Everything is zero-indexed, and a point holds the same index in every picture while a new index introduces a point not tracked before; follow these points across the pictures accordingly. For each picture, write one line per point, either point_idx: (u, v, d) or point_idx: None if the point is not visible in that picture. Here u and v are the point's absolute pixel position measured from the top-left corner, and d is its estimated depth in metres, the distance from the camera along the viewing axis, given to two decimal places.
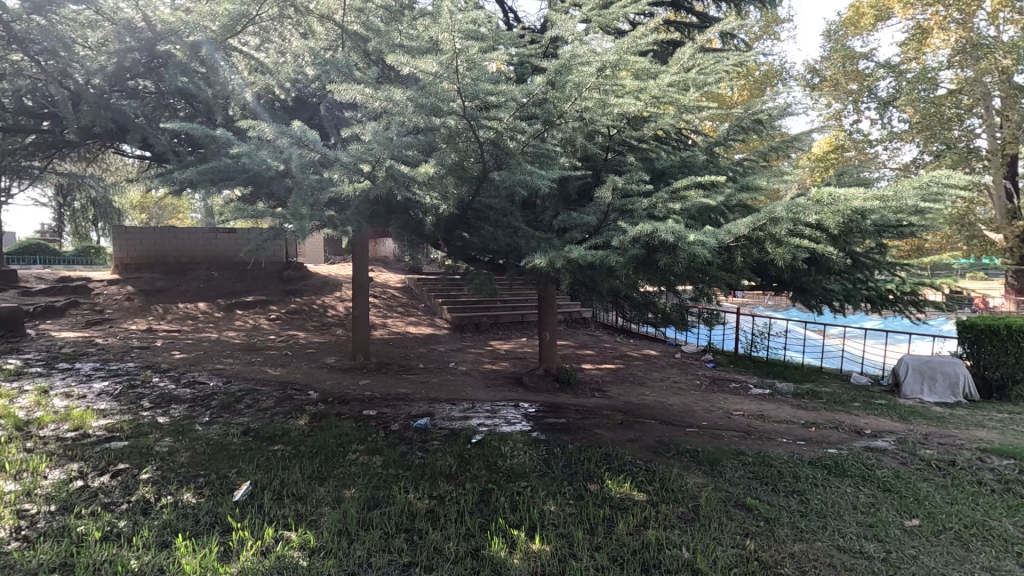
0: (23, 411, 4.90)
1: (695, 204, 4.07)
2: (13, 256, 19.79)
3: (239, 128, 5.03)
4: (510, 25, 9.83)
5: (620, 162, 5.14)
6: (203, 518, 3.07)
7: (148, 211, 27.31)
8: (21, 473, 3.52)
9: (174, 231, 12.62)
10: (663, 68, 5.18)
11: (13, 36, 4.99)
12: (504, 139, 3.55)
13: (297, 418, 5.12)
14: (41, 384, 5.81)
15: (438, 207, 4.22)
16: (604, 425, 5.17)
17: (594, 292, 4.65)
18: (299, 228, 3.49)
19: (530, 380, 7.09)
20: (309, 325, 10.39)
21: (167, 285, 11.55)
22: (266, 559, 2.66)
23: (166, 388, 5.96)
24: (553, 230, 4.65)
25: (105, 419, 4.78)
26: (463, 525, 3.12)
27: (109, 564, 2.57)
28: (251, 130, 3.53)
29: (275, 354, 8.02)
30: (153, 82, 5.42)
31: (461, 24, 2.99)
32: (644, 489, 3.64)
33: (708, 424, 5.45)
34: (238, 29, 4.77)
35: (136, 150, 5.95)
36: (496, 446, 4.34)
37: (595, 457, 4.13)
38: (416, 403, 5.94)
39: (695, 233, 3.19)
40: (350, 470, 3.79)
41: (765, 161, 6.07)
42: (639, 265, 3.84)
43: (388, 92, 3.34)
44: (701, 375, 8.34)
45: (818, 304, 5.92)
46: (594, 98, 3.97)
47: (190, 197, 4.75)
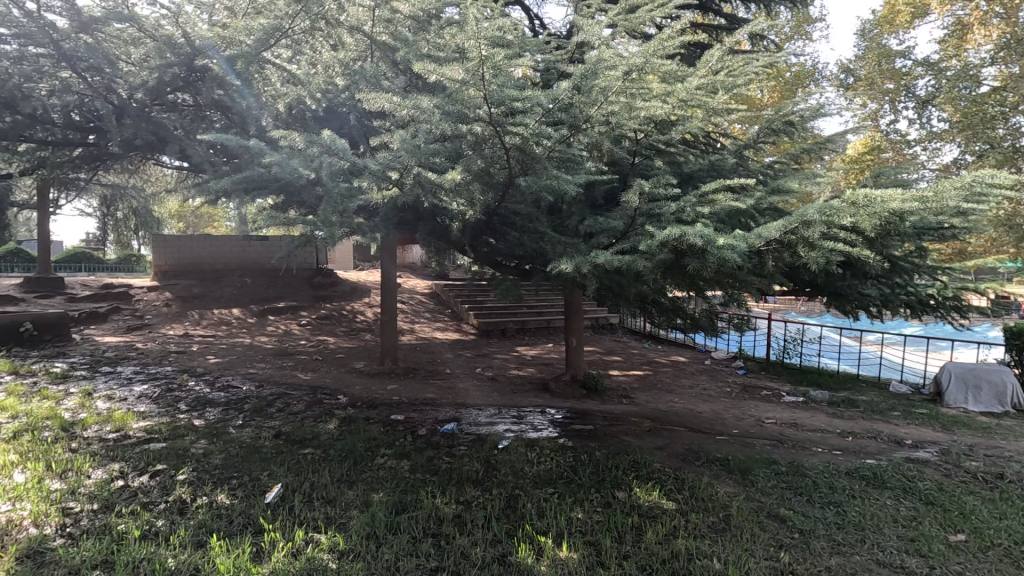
0: (68, 413, 5.09)
1: (726, 208, 4.01)
2: (62, 265, 20.74)
3: (271, 139, 5.22)
4: (536, 32, 9.92)
5: (648, 166, 5.08)
6: (237, 518, 3.14)
7: (186, 220, 28.31)
8: (67, 472, 3.66)
9: (210, 239, 13.00)
10: (690, 70, 5.11)
11: (56, 58, 5.18)
12: (529, 144, 3.53)
13: (327, 421, 5.22)
14: (86, 387, 6.05)
15: (464, 213, 4.25)
16: (633, 432, 5.11)
17: (621, 297, 4.61)
18: (329, 236, 3.59)
19: (556, 386, 7.06)
20: (339, 331, 10.57)
21: (203, 291, 11.91)
22: (296, 561, 2.71)
23: (200, 392, 6.13)
24: (580, 235, 4.62)
25: (145, 421, 4.95)
26: (490, 531, 3.11)
27: (147, 563, 2.64)
28: (282, 141, 3.63)
29: (306, 359, 8.19)
30: (191, 97, 5.53)
31: (487, 30, 2.99)
32: (673, 497, 3.59)
33: (739, 432, 5.34)
34: (271, 42, 5.04)
35: (176, 162, 6.13)
36: (523, 452, 4.33)
37: (623, 464, 4.09)
38: (443, 407, 5.98)
39: (725, 237, 3.12)
40: (378, 474, 3.84)
41: (796, 163, 5.93)
42: (667, 271, 3.79)
43: (415, 101, 3.41)
44: (731, 381, 8.19)
45: (854, 311, 5.74)
46: (621, 102, 3.91)
47: (225, 205, 4.91)
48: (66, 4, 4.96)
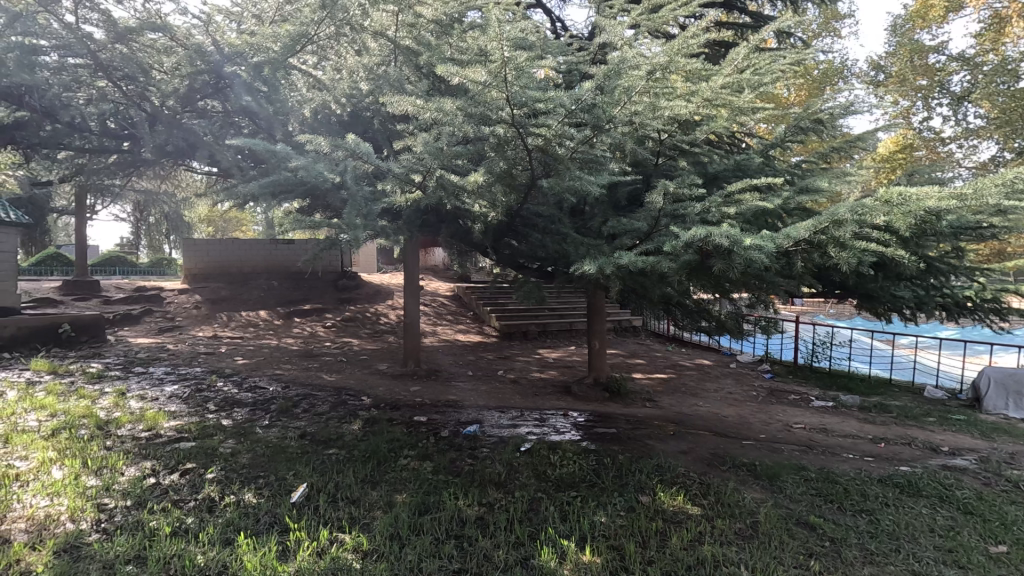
0: (103, 412, 5.24)
1: (752, 209, 3.93)
2: (98, 268, 21.40)
3: (297, 145, 5.32)
4: (558, 34, 9.94)
5: (672, 166, 5.01)
6: (263, 517, 3.19)
7: (215, 224, 28.99)
8: (102, 469, 3.77)
9: (238, 243, 13.29)
10: (715, 69, 5.04)
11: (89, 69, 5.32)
12: (552, 145, 3.51)
13: (351, 422, 5.27)
14: (119, 387, 6.23)
15: (487, 215, 4.26)
16: (656, 436, 5.05)
17: (645, 299, 4.56)
18: (353, 238, 3.64)
19: (579, 389, 7.03)
20: (363, 333, 10.69)
21: (231, 294, 12.18)
22: (321, 560, 2.74)
23: (229, 393, 6.26)
24: (602, 237, 4.59)
25: (175, 420, 5.07)
26: (512, 533, 3.10)
27: (177, 559, 2.70)
28: (307, 145, 3.70)
29: (330, 361, 8.30)
30: (221, 104, 5.63)
31: (510, 32, 2.99)
32: (698, 502, 3.53)
33: (767, 437, 5.23)
34: (298, 50, 4.94)
35: (206, 168, 6.29)
36: (545, 455, 4.31)
37: (646, 468, 4.04)
38: (465, 409, 6.00)
39: (752, 237, 3.05)
40: (401, 475, 3.85)
41: (825, 162, 5.80)
42: (692, 273, 3.73)
43: (438, 104, 3.44)
44: (758, 385, 8.02)
45: (887, 313, 5.58)
46: (644, 102, 3.86)
47: (253, 209, 5.02)
48: (102, 15, 4.92)
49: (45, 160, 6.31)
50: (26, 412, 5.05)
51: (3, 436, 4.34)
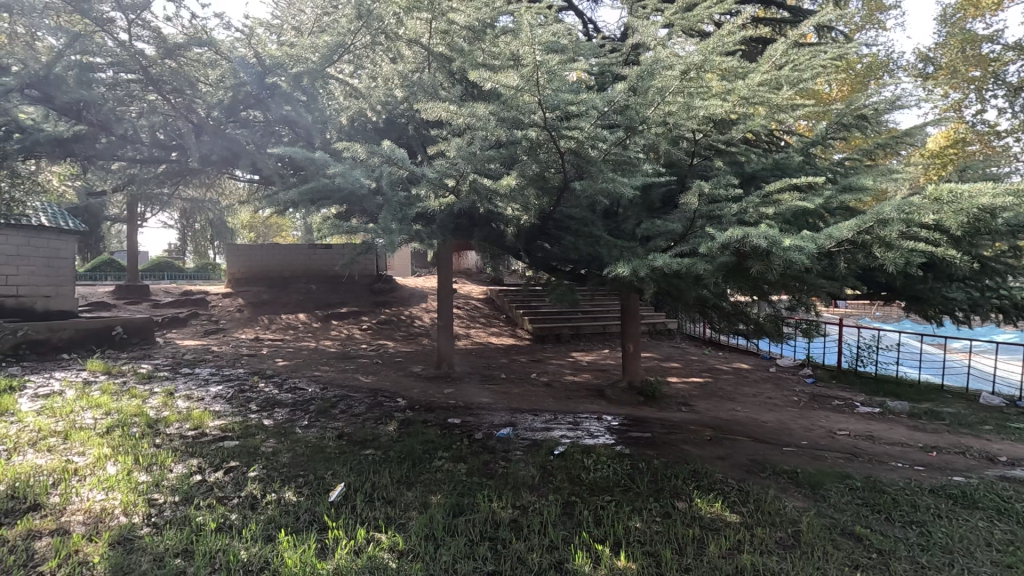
0: (153, 411, 5.48)
1: (792, 208, 3.82)
2: (148, 273, 22.41)
3: (335, 151, 5.49)
4: (590, 36, 9.90)
5: (707, 166, 4.92)
6: (303, 515, 3.27)
7: (257, 230, 30.00)
8: (152, 466, 3.94)
9: (279, 248, 13.70)
10: (751, 67, 4.94)
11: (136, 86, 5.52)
12: (584, 148, 3.48)
13: (386, 423, 5.36)
14: (168, 386, 6.51)
15: (519, 218, 4.28)
16: (692, 441, 4.96)
17: (680, 302, 4.49)
18: (388, 243, 3.72)
19: (612, 393, 6.96)
20: (398, 335, 10.87)
21: (272, 297, 12.56)
22: (358, 559, 2.79)
23: (270, 393, 6.46)
24: (636, 239, 4.54)
25: (220, 420, 5.26)
26: (546, 537, 3.10)
27: (222, 554, 2.80)
28: (344, 153, 3.80)
29: (366, 362, 8.47)
30: (262, 114, 5.67)
31: (542, 36, 3.01)
32: (737, 510, 3.44)
33: (808, 444, 5.07)
34: (335, 58, 5.26)
35: (248, 176, 6.51)
36: (579, 459, 4.28)
37: (682, 473, 3.97)
38: (499, 412, 6.02)
39: (792, 237, 2.96)
40: (436, 477, 3.90)
41: (870, 160, 5.59)
42: (728, 274, 3.65)
43: (471, 109, 3.48)
44: (799, 390, 7.79)
45: (937, 316, 5.34)
46: (678, 102, 3.82)
47: (293, 215, 5.17)
48: (153, 32, 5.04)
49: (101, 171, 6.66)
50: (83, 410, 5.32)
51: (63, 432, 4.59)
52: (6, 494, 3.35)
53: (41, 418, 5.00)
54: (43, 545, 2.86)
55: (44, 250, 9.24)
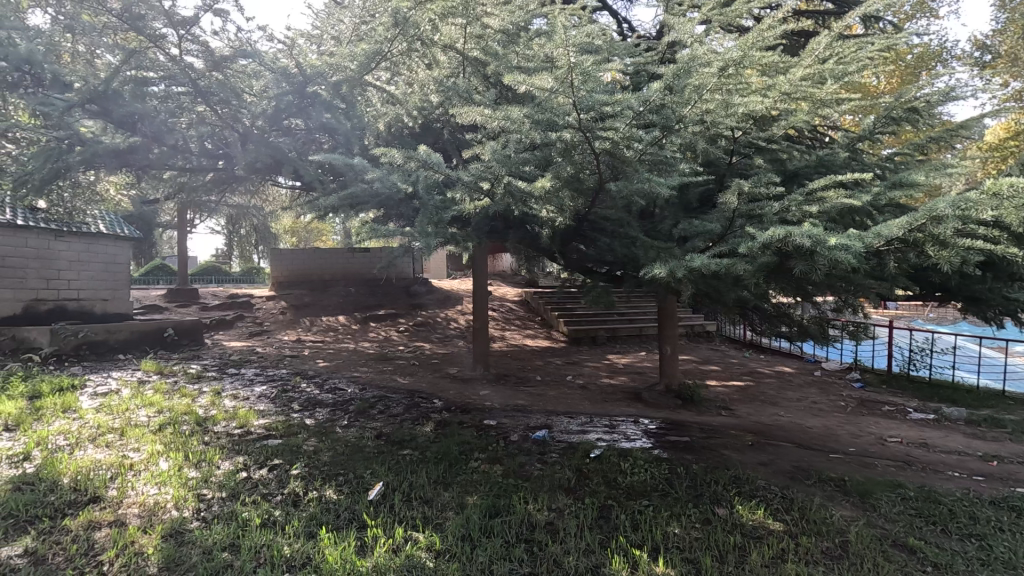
0: (201, 409, 5.71)
1: (837, 206, 3.68)
2: (197, 277, 23.37)
3: (373, 156, 5.66)
4: (625, 35, 9.80)
5: (747, 164, 4.80)
6: (343, 513, 3.35)
7: (299, 234, 30.89)
8: (201, 462, 4.11)
9: (319, 252, 14.06)
10: (793, 61, 4.80)
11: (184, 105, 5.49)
12: (620, 148, 3.43)
13: (423, 424, 5.44)
14: (216, 386, 6.77)
15: (555, 219, 4.28)
16: (733, 446, 4.84)
17: (719, 303, 4.39)
18: (424, 246, 3.80)
19: (650, 397, 6.87)
20: (434, 337, 11.00)
21: (313, 300, 12.90)
22: (396, 557, 2.84)
23: (311, 393, 6.64)
24: (674, 239, 4.47)
25: (264, 419, 5.43)
26: (583, 540, 3.07)
27: (266, 549, 2.89)
28: (382, 158, 3.89)
29: (404, 364, 8.61)
30: (304, 122, 5.80)
31: (576, 38, 3.02)
32: (781, 519, 3.34)
33: (857, 451, 4.88)
34: (373, 66, 5.36)
35: (291, 183, 6.73)
36: (616, 462, 4.23)
37: (722, 479, 3.88)
38: (534, 414, 6.01)
39: (837, 236, 2.85)
40: (472, 478, 3.92)
41: (922, 154, 5.34)
42: (770, 275, 3.54)
43: (506, 112, 3.50)
44: (847, 395, 7.50)
45: (996, 318, 5.06)
46: (716, 99, 3.75)
47: (333, 220, 5.31)
48: (201, 46, 5.28)
49: (154, 181, 7.00)
50: (137, 408, 5.58)
51: (120, 429, 4.83)
52: (69, 486, 3.55)
53: (100, 415, 5.28)
54: (102, 536, 3.01)
55: (103, 256, 9.78)
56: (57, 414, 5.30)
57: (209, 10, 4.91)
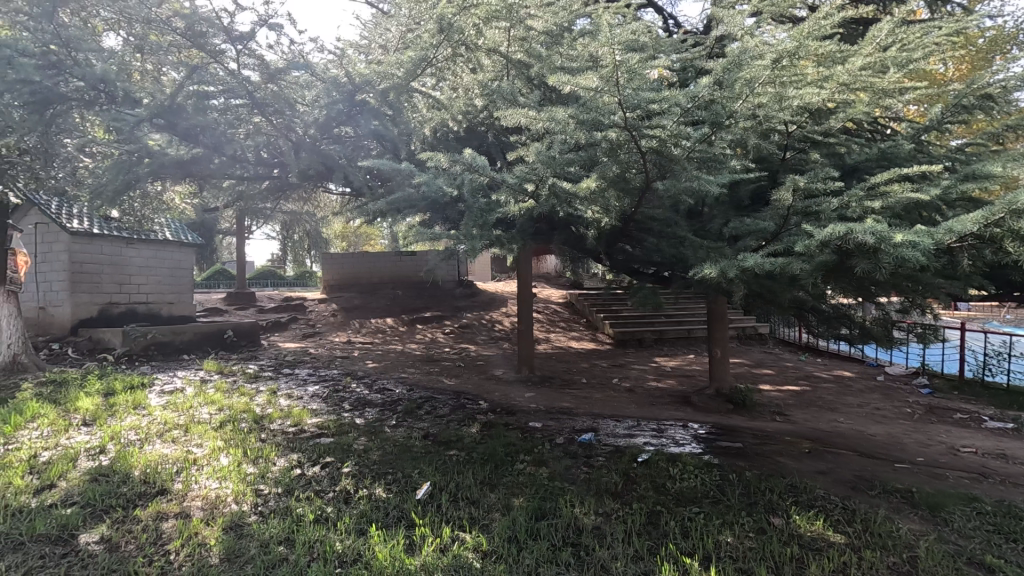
0: (258, 408, 5.95)
1: (902, 201, 3.48)
2: (254, 281, 24.45)
3: (420, 160, 5.77)
4: (670, 31, 9.61)
5: (802, 159, 4.62)
6: (392, 511, 3.41)
7: (349, 239, 31.86)
8: (259, 459, 4.28)
9: (368, 256, 14.43)
10: (851, 50, 4.58)
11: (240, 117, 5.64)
12: (667, 146, 3.34)
13: (469, 425, 5.49)
14: (272, 386, 7.05)
15: (600, 220, 4.24)
16: (789, 453, 4.64)
17: (772, 304, 4.23)
18: (470, 248, 3.87)
19: (699, 400, 6.69)
20: (479, 339, 11.09)
21: (362, 303, 13.25)
22: (444, 557, 2.87)
23: (361, 393, 6.81)
24: (724, 239, 4.34)
25: (317, 418, 5.61)
26: (631, 546, 3.02)
27: (319, 544, 2.98)
28: (428, 162, 3.97)
29: (450, 365, 8.72)
30: (353, 130, 5.98)
31: (621, 35, 2.98)
32: (842, 530, 3.18)
33: (925, 461, 4.59)
34: (419, 72, 5.40)
35: (341, 189, 6.94)
36: (664, 467, 4.14)
37: (778, 488, 3.73)
38: (580, 417, 5.96)
39: (904, 233, 2.68)
40: (518, 479, 3.92)
41: (997, 144, 4.99)
42: (829, 274, 3.38)
43: (550, 113, 3.50)
44: (913, 402, 7.07)
45: None
46: (769, 92, 3.62)
47: (381, 224, 5.45)
48: (257, 59, 5.49)
49: (215, 190, 7.36)
50: (200, 406, 5.88)
51: (185, 425, 5.11)
52: (139, 478, 3.77)
53: (166, 412, 5.60)
54: (169, 526, 3.18)
55: (169, 261, 10.38)
56: (129, 411, 5.64)
57: (265, 25, 5.12)
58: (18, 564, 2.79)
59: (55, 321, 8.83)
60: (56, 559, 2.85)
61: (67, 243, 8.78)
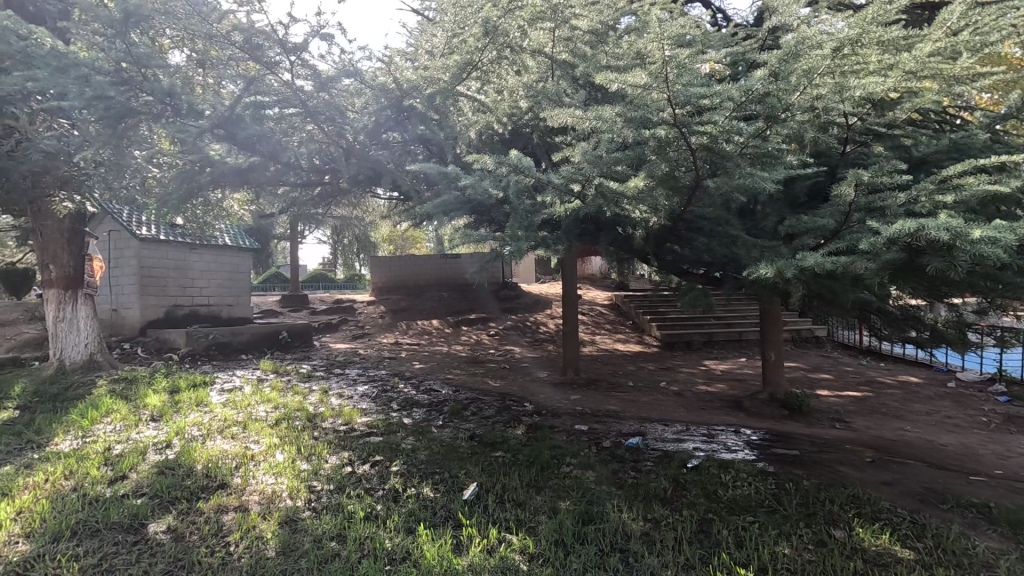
0: (311, 406, 6.15)
1: (978, 194, 3.25)
2: (308, 285, 25.33)
3: (466, 163, 5.85)
4: (719, 26, 9.35)
5: (864, 153, 4.40)
6: (439, 511, 3.45)
7: (396, 243, 32.62)
8: (312, 455, 4.42)
9: (414, 258, 14.69)
10: (918, 36, 4.33)
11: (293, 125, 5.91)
12: (719, 143, 3.24)
13: (515, 426, 5.50)
14: (324, 385, 7.26)
15: (648, 219, 4.16)
16: (851, 462, 4.41)
17: (833, 305, 4.03)
18: (515, 250, 3.87)
19: (752, 406, 6.45)
20: (524, 341, 11.10)
21: (409, 305, 13.50)
22: (491, 558, 2.87)
23: (409, 394, 6.93)
24: (779, 238, 4.18)
25: (366, 417, 5.74)
26: (682, 554, 2.94)
27: (370, 541, 3.04)
28: (474, 164, 4.01)
29: (495, 367, 8.74)
30: (401, 135, 6.10)
31: (671, 30, 2.92)
32: (911, 546, 2.99)
33: (1004, 475, 4.26)
34: (465, 76, 5.46)
35: (389, 193, 7.09)
36: (716, 474, 4.01)
37: (839, 498, 3.54)
38: (627, 420, 5.86)
39: (981, 229, 2.50)
40: (564, 482, 3.89)
41: None
42: (895, 274, 3.19)
43: (597, 112, 3.47)
44: (989, 410, 6.59)
45: None
46: (828, 83, 3.47)
47: (428, 227, 5.53)
48: (310, 69, 5.69)
49: (271, 197, 7.68)
50: (257, 403, 6.13)
51: (243, 422, 5.33)
52: (202, 472, 3.96)
53: (227, 409, 5.86)
54: (229, 519, 3.32)
55: (229, 265, 10.89)
56: (193, 407, 5.94)
57: (317, 35, 5.28)
58: (95, 550, 2.98)
59: (127, 322, 9.41)
60: (128, 546, 3.03)
61: (137, 248, 9.35)
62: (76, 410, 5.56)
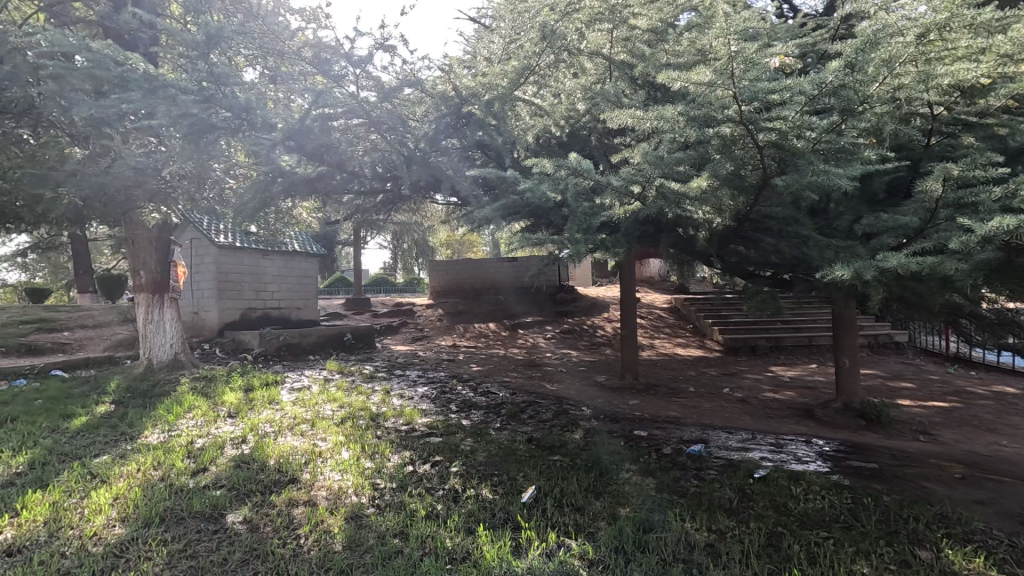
0: (374, 406, 6.36)
1: None
2: (369, 288, 26.20)
3: (523, 167, 5.89)
4: (786, 16, 8.95)
5: (951, 145, 4.10)
6: (498, 513, 3.47)
7: (453, 246, 33.27)
8: (375, 454, 4.56)
9: (471, 262, 14.92)
10: (1014, 16, 3.99)
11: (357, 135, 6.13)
12: (789, 139, 3.11)
13: (574, 430, 5.46)
14: (386, 386, 7.48)
15: (712, 220, 4.03)
16: (938, 478, 4.09)
17: (915, 309, 3.77)
18: (575, 253, 3.86)
19: (824, 415, 6.11)
20: (581, 345, 11.01)
21: (466, 308, 13.71)
22: (550, 562, 2.86)
23: (467, 396, 7.03)
24: (855, 237, 3.95)
25: (426, 418, 5.87)
26: (750, 568, 2.82)
27: (431, 540, 3.10)
28: (532, 168, 4.03)
29: (552, 370, 8.72)
30: (460, 141, 6.21)
31: (738, 24, 2.83)
32: (1010, 573, 2.75)
33: None
34: (523, 80, 5.50)
35: (447, 198, 7.24)
36: (785, 486, 3.82)
37: (925, 516, 3.29)
38: (688, 427, 5.70)
39: None
40: (624, 488, 3.83)
41: None
42: (988, 275, 2.95)
43: (659, 111, 3.40)
44: None
45: None
46: (911, 71, 3.25)
47: (486, 231, 5.61)
48: (374, 81, 5.90)
49: (336, 205, 8.02)
50: (323, 402, 6.39)
51: (311, 420, 5.56)
52: (275, 467, 4.17)
53: (296, 407, 6.14)
54: (299, 513, 3.48)
55: (297, 270, 11.44)
56: (265, 405, 6.26)
57: (381, 47, 5.47)
58: (180, 536, 3.19)
59: (207, 324, 10.06)
60: (209, 535, 3.23)
61: (215, 255, 9.99)
62: (163, 405, 6.00)
